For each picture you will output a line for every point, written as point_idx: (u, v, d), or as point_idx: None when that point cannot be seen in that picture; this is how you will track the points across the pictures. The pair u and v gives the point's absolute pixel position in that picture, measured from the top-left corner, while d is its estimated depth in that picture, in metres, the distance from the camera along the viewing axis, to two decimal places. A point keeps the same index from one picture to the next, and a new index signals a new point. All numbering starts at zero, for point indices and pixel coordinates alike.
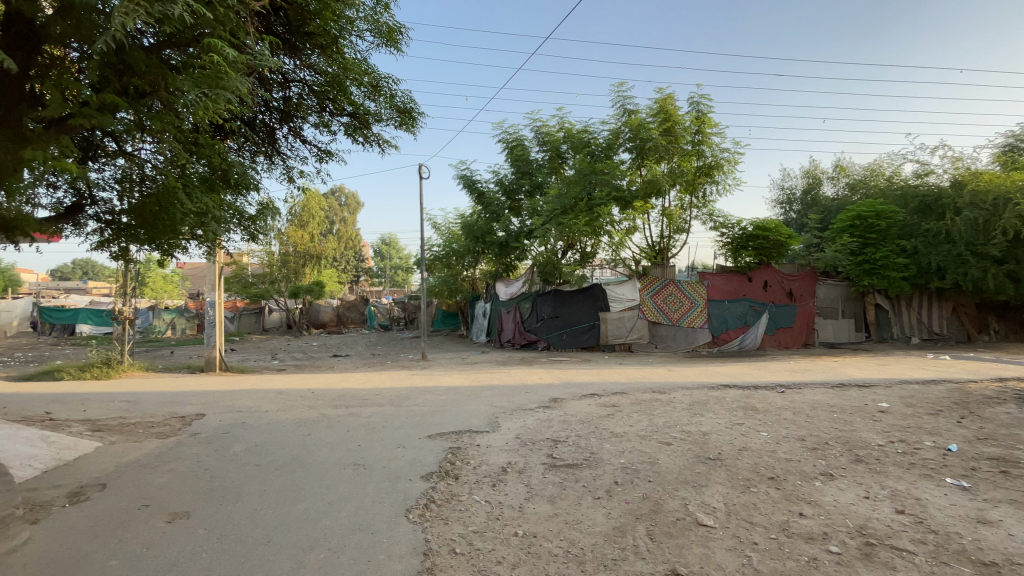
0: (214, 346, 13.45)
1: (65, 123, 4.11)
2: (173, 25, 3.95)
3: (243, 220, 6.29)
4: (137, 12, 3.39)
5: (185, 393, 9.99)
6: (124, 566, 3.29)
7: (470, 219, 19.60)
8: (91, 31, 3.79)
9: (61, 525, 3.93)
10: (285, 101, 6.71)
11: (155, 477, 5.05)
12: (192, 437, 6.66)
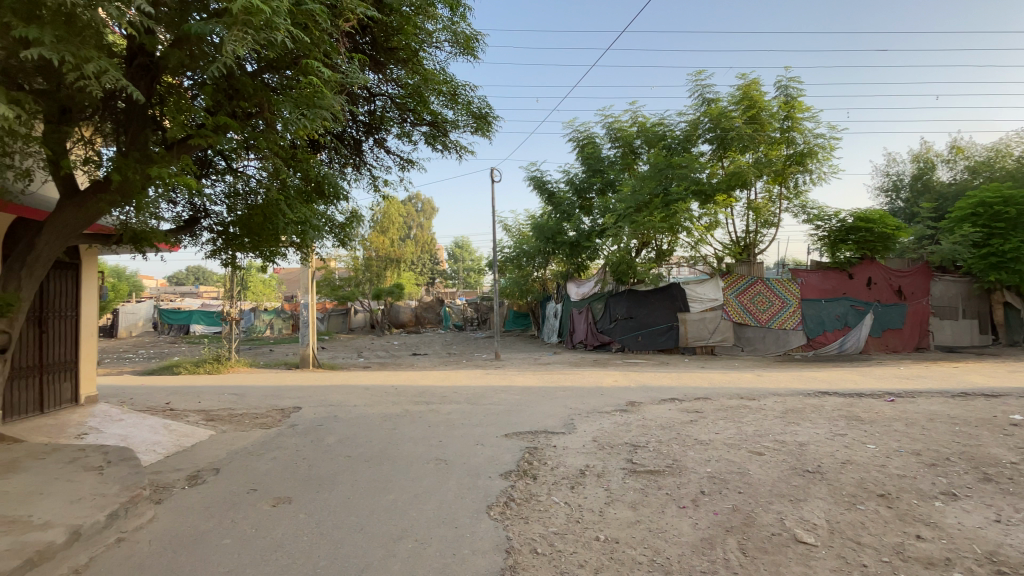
0: (307, 345, 14.53)
1: (184, 145, 4.62)
2: (276, 51, 4.32)
3: (333, 229, 6.74)
4: (246, 40, 3.73)
5: (283, 387, 10.89)
6: (237, 544, 3.64)
7: (541, 220, 19.60)
8: (202, 59, 4.22)
9: (182, 504, 4.42)
10: (372, 115, 7.07)
11: (260, 464, 5.54)
12: (291, 429, 7.24)
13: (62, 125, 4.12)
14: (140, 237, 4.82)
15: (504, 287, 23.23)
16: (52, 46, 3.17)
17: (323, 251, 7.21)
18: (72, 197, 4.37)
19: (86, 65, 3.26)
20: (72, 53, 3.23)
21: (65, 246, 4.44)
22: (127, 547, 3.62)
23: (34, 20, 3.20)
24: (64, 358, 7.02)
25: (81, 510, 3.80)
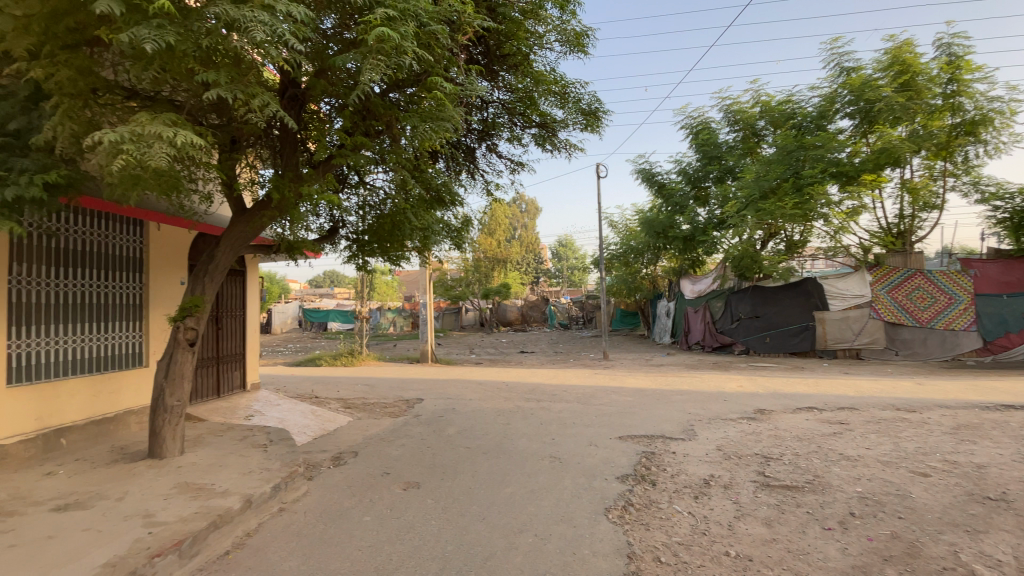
0: (426, 341, 15.55)
1: (326, 163, 5.19)
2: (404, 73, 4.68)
3: (451, 233, 7.12)
4: (380, 66, 4.08)
5: (407, 380, 11.78)
6: (375, 522, 4.01)
7: (651, 214, 18.82)
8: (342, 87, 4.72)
9: (329, 482, 4.98)
10: (485, 122, 7.35)
11: (391, 450, 6.05)
12: (416, 419, 7.80)
13: (234, 154, 4.85)
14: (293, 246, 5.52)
15: (612, 285, 22.72)
16: (227, 86, 3.68)
17: (441, 255, 7.66)
18: (242, 214, 5.13)
19: (254, 101, 3.79)
20: (244, 92, 3.78)
21: (237, 256, 5.21)
22: (287, 516, 4.16)
23: (215, 65, 3.79)
24: (235, 350, 8.29)
25: (252, 481, 4.45)
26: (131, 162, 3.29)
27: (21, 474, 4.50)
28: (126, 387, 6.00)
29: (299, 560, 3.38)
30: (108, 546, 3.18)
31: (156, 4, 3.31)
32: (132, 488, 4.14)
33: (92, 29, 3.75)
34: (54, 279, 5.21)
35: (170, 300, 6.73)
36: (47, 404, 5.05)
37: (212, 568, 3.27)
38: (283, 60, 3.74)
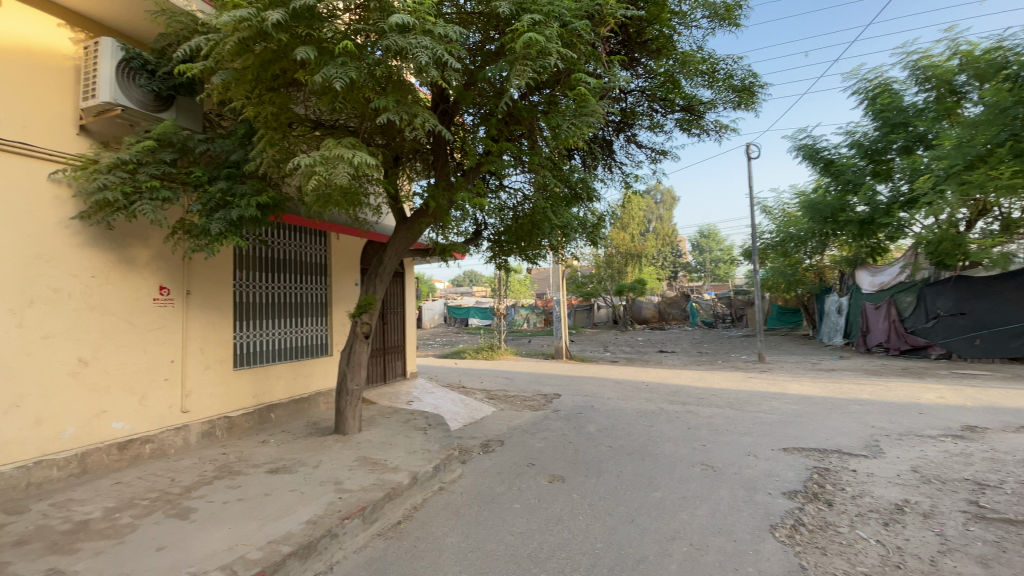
0: (561, 338, 15.71)
1: (472, 170, 5.53)
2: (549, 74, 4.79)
3: (588, 230, 7.09)
4: (526, 70, 4.21)
5: (545, 376, 12.04)
6: (525, 510, 4.17)
7: (815, 197, 16.52)
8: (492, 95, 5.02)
9: (480, 468, 5.32)
10: (623, 113, 7.20)
11: (535, 442, 6.24)
12: (556, 413, 7.93)
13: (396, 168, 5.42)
14: (445, 249, 5.98)
15: (766, 279, 20.51)
16: (395, 108, 4.11)
17: (577, 252, 7.71)
18: (404, 222, 5.71)
19: (416, 119, 4.19)
20: (408, 113, 4.20)
21: (400, 259, 5.82)
22: (446, 495, 4.54)
23: (384, 91, 4.26)
24: (397, 342, 9.29)
25: (416, 460, 4.95)
26: (322, 182, 3.86)
27: (245, 440, 5.59)
28: (314, 372, 7.10)
29: (459, 537, 3.66)
30: (309, 505, 3.79)
31: (341, 45, 3.84)
32: (324, 459, 4.89)
33: (291, 73, 4.49)
34: (265, 283, 6.37)
35: (347, 299, 7.79)
36: (261, 384, 6.20)
37: (388, 535, 3.70)
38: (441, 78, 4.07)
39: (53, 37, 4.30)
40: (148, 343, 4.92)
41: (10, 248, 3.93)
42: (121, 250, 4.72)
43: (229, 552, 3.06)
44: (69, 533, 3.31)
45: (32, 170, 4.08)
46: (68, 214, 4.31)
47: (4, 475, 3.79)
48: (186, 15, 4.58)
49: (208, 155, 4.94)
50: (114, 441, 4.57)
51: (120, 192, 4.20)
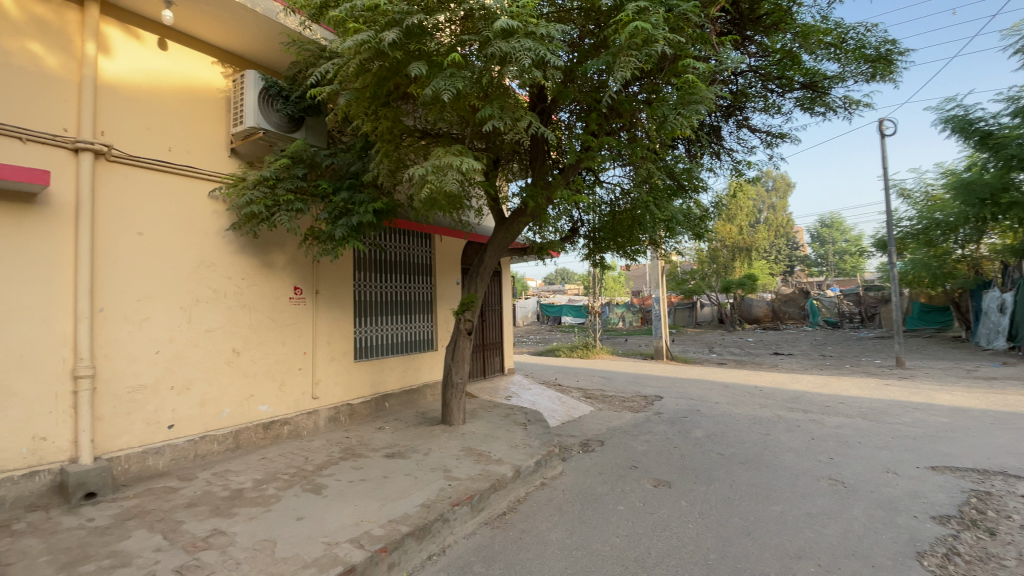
0: (661, 337, 15.08)
1: (570, 169, 5.53)
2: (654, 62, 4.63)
3: (693, 225, 6.71)
4: (631, 63, 4.12)
5: (645, 376, 11.65)
6: (630, 513, 4.08)
7: (969, 176, 14.11)
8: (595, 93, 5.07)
9: (582, 466, 5.31)
10: (732, 95, 6.76)
11: (638, 445, 6.08)
12: (658, 416, 7.64)
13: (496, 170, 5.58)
14: (544, 249, 6.05)
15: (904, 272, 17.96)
16: (500, 114, 4.24)
17: (678, 249, 7.36)
18: (503, 223, 5.86)
19: (521, 122, 4.30)
20: (513, 118, 4.31)
21: (500, 259, 5.99)
22: (549, 491, 4.59)
23: (489, 97, 4.41)
24: (496, 339, 9.56)
25: (519, 454, 5.07)
26: (433, 189, 4.11)
27: (364, 426, 6.12)
28: (422, 366, 7.56)
29: (563, 533, 3.69)
30: (423, 490, 4.05)
31: (450, 58, 4.05)
32: (433, 447, 5.20)
33: (403, 88, 4.82)
34: (379, 283, 6.90)
35: (450, 297, 8.19)
36: (377, 375, 6.74)
37: (495, 525, 3.85)
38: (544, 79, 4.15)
39: (209, 74, 5.03)
40: (284, 337, 5.58)
41: (182, 256, 4.67)
42: (263, 255, 5.40)
43: (356, 527, 3.38)
44: (229, 498, 3.87)
45: (196, 189, 4.82)
46: (223, 225, 5.03)
47: (180, 446, 4.54)
48: (313, 43, 5.11)
49: (332, 169, 5.45)
50: (260, 421, 5.25)
51: (264, 205, 4.79)
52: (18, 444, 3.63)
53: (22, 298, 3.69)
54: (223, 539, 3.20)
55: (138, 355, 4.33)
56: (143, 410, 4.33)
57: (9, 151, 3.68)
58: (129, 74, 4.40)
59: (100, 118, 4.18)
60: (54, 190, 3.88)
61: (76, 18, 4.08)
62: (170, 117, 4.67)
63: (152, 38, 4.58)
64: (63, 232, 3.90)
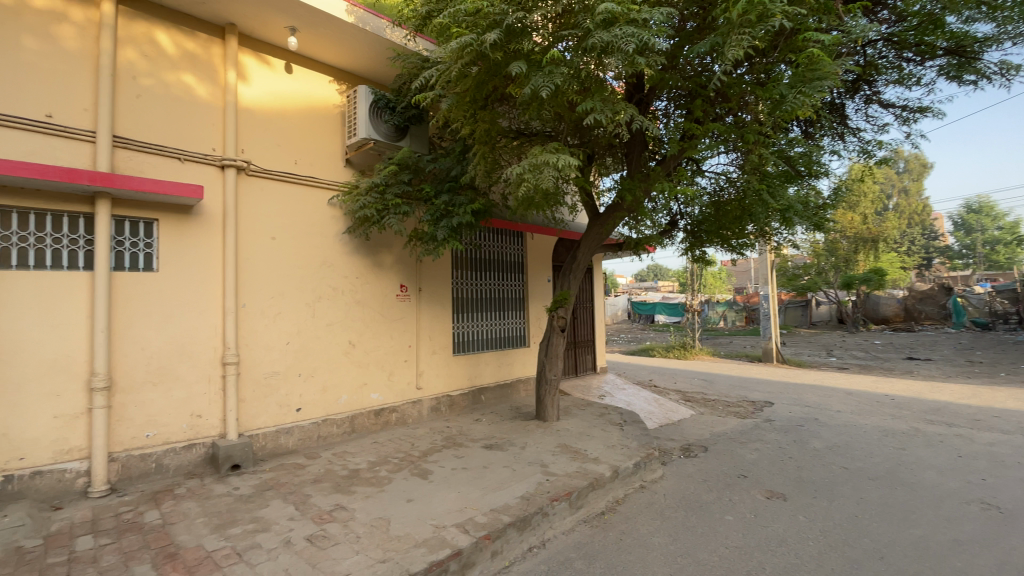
0: (770, 338, 13.94)
1: (669, 159, 5.31)
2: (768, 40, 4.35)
3: (812, 214, 6.07)
4: (744, 39, 3.89)
5: (751, 380, 10.84)
6: (739, 524, 3.83)
7: None
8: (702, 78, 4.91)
9: (683, 471, 5.07)
10: (858, 68, 6.10)
11: (747, 453, 5.68)
12: (768, 423, 7.07)
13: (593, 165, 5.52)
14: (640, 244, 5.86)
15: None
16: (600, 108, 4.19)
17: (792, 242, 6.74)
18: (597, 219, 5.77)
19: (622, 115, 4.23)
20: (613, 111, 4.25)
21: (594, 256, 5.91)
22: (649, 494, 4.45)
23: (586, 91, 4.39)
24: (588, 337, 9.44)
25: (616, 454, 4.98)
26: (530, 187, 4.16)
27: (463, 417, 6.38)
28: (516, 361, 7.70)
29: (666, 539, 3.56)
30: (522, 483, 4.13)
31: (549, 55, 4.07)
32: (530, 441, 5.27)
33: (500, 89, 4.93)
34: (475, 280, 7.14)
35: (542, 294, 8.25)
36: (474, 369, 6.98)
37: (594, 523, 3.81)
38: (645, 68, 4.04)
39: (326, 92, 5.54)
40: (392, 331, 5.98)
41: (306, 257, 5.20)
42: (373, 256, 5.83)
43: (461, 513, 3.53)
44: (348, 477, 4.25)
45: (317, 196, 5.33)
46: (339, 228, 5.51)
47: (306, 427, 5.06)
48: (415, 55, 5.40)
49: (433, 173, 5.72)
50: (371, 408, 5.69)
51: (374, 209, 5.16)
52: (182, 419, 4.27)
53: (184, 295, 4.33)
54: (344, 514, 3.51)
55: (272, 345, 4.89)
56: (276, 394, 4.89)
57: (172, 170, 4.33)
58: (262, 97, 4.97)
59: (240, 137, 4.78)
60: (207, 202, 4.51)
61: (219, 52, 4.71)
62: (295, 132, 5.21)
63: (280, 63, 5.14)
64: (213, 238, 4.52)
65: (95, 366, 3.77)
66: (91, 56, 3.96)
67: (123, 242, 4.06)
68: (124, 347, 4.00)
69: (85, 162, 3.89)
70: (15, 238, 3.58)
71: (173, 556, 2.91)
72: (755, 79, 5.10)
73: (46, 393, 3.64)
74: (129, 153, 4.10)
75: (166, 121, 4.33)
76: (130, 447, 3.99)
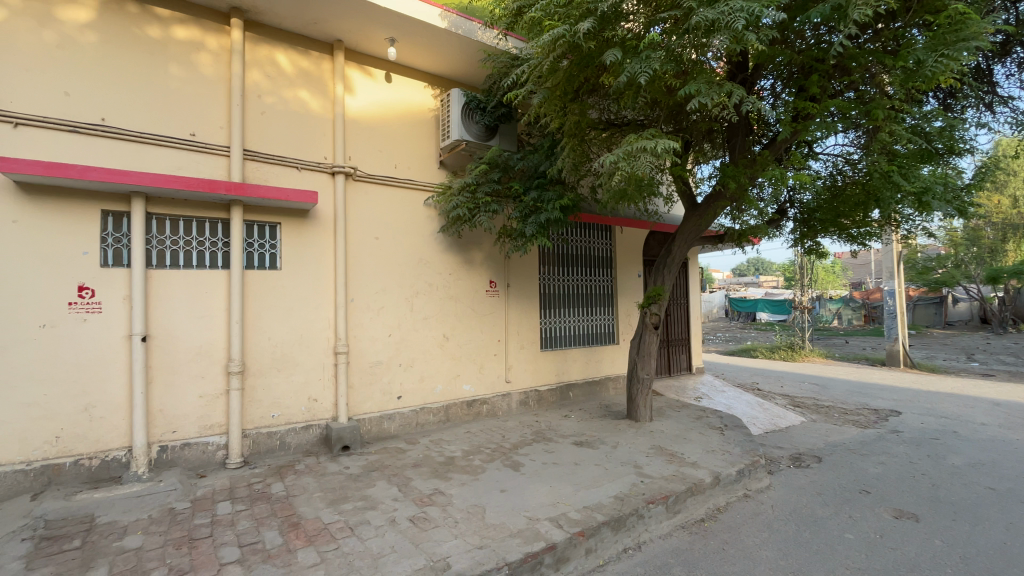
0: (895, 339, 12.36)
1: (777, 142, 4.97)
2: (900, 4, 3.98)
3: (954, 196, 5.24)
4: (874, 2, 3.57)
5: (871, 386, 9.69)
6: (861, 544, 3.44)
7: None
8: (819, 53, 4.55)
9: (793, 482, 4.66)
10: (1009, 27, 5.31)
11: (869, 466, 5.08)
12: (895, 435, 6.26)
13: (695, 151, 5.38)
14: (744, 236, 5.41)
15: None
16: (702, 91, 3.97)
17: (926, 230, 5.90)
18: (695, 210, 5.49)
19: (728, 96, 3.96)
20: (718, 92, 4.01)
21: (690, 249, 5.62)
22: (754, 504, 4.13)
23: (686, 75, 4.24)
24: (682, 335, 9.01)
25: (716, 460, 4.69)
26: (625, 176, 4.04)
27: (552, 412, 6.39)
28: (604, 358, 7.55)
29: (775, 553, 3.28)
30: (615, 482, 4.04)
31: (646, 39, 3.92)
32: (621, 441, 5.14)
33: (592, 79, 4.86)
34: (563, 276, 7.12)
35: (632, 290, 8.01)
36: (562, 365, 6.97)
37: (693, 530, 3.63)
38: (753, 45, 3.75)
39: (422, 97, 5.80)
40: (482, 325, 6.15)
41: (406, 255, 5.51)
42: (464, 253, 6.02)
43: (554, 507, 3.55)
44: (444, 463, 4.44)
45: (414, 197, 5.61)
46: (433, 227, 5.76)
47: (406, 414, 5.36)
48: (505, 54, 5.47)
49: (522, 171, 5.74)
50: (464, 399, 5.90)
51: (466, 208, 5.29)
52: (300, 402, 4.73)
53: (301, 291, 4.79)
54: (443, 499, 3.68)
55: (376, 336, 5.25)
56: (380, 381, 5.24)
57: (290, 178, 4.79)
58: (365, 106, 5.33)
59: (347, 145, 5.16)
60: (319, 206, 4.93)
61: (328, 67, 5.12)
62: (394, 138, 5.52)
63: (380, 73, 5.48)
64: (325, 239, 4.94)
65: (231, 352, 4.30)
66: (225, 79, 4.49)
67: (252, 243, 4.57)
68: (254, 336, 4.51)
69: (221, 174, 4.43)
70: (170, 242, 4.18)
71: (296, 525, 3.24)
72: (884, 49, 4.63)
73: (194, 375, 4.21)
74: (256, 164, 4.61)
75: (285, 134, 4.79)
76: (258, 425, 4.50)
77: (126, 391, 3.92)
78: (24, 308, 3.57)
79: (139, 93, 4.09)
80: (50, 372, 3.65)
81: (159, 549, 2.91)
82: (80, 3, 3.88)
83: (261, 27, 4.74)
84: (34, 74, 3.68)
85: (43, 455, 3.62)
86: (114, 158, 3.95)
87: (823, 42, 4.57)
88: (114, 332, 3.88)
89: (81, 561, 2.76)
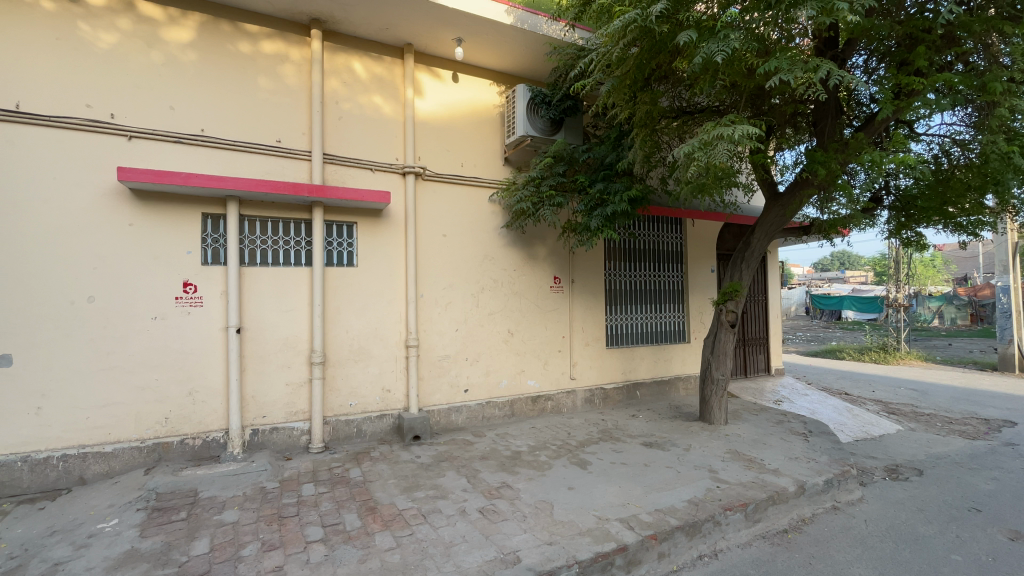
0: (1010, 341, 10.91)
1: (875, 122, 4.57)
2: None
3: None
4: None
5: (980, 393, 8.65)
6: (971, 567, 3.09)
7: None
8: (922, 23, 4.14)
9: (888, 495, 4.26)
10: None
11: (979, 482, 4.54)
12: (1012, 448, 5.55)
13: (778, 136, 5.17)
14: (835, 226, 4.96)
15: None
16: (786, 69, 3.73)
17: None
18: (777, 199, 5.16)
19: (816, 71, 3.72)
20: (803, 69, 3.77)
21: (771, 243, 5.27)
22: (844, 517, 3.82)
23: (768, 55, 4.11)
24: (760, 334, 8.50)
25: (800, 468, 4.37)
26: (702, 167, 3.89)
27: (619, 411, 6.27)
28: (674, 357, 7.27)
29: (869, 570, 3.02)
30: (688, 486, 3.89)
31: (726, 17, 3.73)
32: (694, 443, 4.94)
33: (665, 66, 4.69)
34: (630, 272, 6.95)
35: (705, 286, 7.64)
36: (629, 363, 6.80)
37: (774, 540, 3.42)
38: (845, 13, 3.45)
39: (488, 95, 5.84)
40: (547, 321, 6.13)
41: (473, 251, 5.61)
42: (529, 248, 6.03)
43: (624, 508, 3.47)
44: (511, 458, 4.48)
45: (481, 195, 5.69)
46: (499, 224, 5.81)
47: (473, 407, 5.49)
48: (571, 46, 5.40)
49: (588, 164, 5.62)
50: (529, 395, 5.93)
51: (531, 202, 5.28)
52: (375, 392, 4.96)
53: (376, 286, 5.01)
54: (511, 492, 3.71)
55: (445, 330, 5.39)
56: (448, 374, 5.38)
57: (365, 179, 5.01)
58: (434, 108, 5.46)
59: (417, 145, 5.32)
60: (392, 205, 5.12)
61: (400, 71, 5.29)
62: (461, 136, 5.62)
63: (448, 74, 5.59)
64: (397, 237, 5.12)
65: (314, 344, 4.58)
66: (305, 87, 4.77)
67: (332, 242, 4.84)
68: (333, 329, 4.77)
69: (303, 176, 4.71)
70: (260, 241, 4.51)
71: (373, 510, 3.40)
72: (1001, 14, 4.15)
73: (281, 364, 4.53)
74: (335, 167, 4.86)
75: (361, 137, 5.01)
76: (338, 413, 4.77)
77: (223, 377, 4.30)
78: (138, 303, 3.99)
79: (231, 104, 4.43)
80: (161, 359, 4.06)
81: (253, 524, 3.16)
82: (182, 24, 4.27)
83: (338, 36, 4.98)
84: (144, 91, 4.10)
85: (155, 434, 4.04)
86: (211, 165, 4.31)
87: (928, 10, 4.14)
88: (214, 323, 4.26)
89: (187, 531, 3.05)
